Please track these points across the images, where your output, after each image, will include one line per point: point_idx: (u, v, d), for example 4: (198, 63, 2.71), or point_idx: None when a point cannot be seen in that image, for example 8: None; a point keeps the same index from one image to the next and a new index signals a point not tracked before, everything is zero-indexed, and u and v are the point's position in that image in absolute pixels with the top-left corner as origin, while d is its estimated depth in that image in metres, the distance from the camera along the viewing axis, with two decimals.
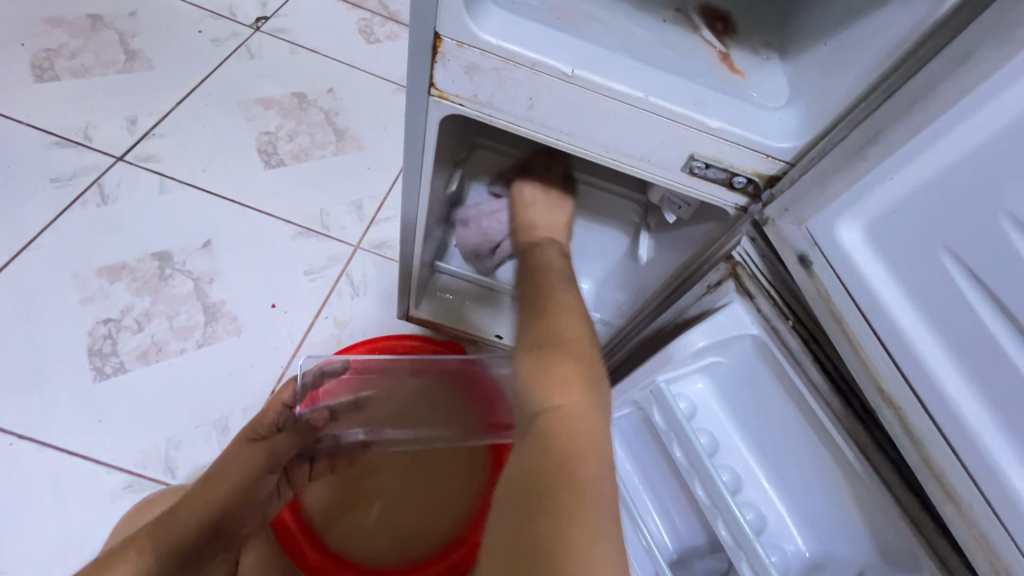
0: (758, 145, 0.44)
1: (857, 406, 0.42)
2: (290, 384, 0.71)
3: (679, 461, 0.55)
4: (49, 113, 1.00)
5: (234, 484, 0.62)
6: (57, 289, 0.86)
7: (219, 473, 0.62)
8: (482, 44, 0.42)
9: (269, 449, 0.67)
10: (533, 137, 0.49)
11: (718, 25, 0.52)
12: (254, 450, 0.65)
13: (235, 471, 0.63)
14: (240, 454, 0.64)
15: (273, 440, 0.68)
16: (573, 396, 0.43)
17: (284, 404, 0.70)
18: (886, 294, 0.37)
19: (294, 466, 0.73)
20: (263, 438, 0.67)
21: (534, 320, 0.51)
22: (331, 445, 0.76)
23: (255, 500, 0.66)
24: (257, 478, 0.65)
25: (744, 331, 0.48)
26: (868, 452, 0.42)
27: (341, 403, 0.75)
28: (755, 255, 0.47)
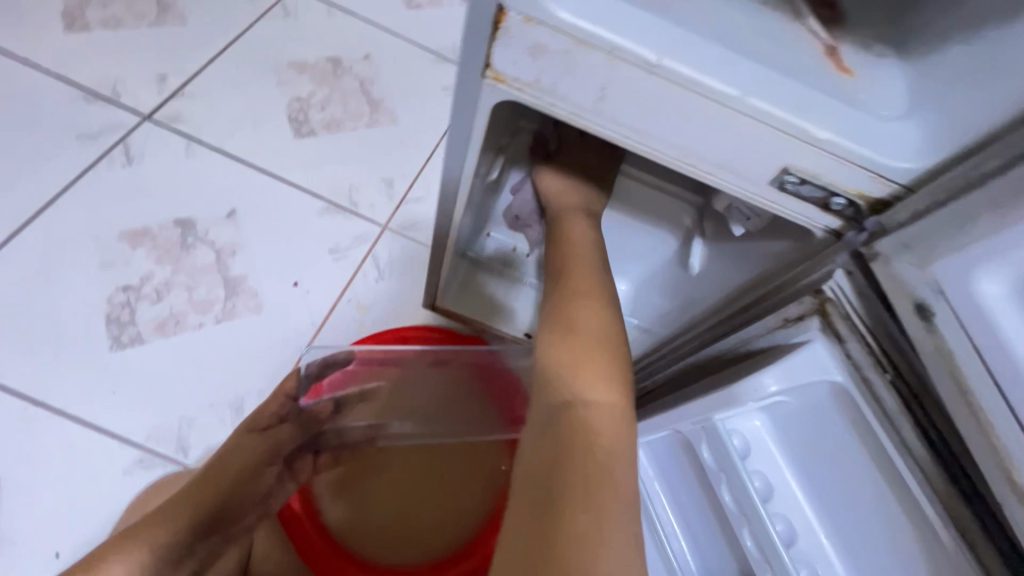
0: (871, 163, 0.37)
1: (965, 487, 0.35)
2: (293, 375, 0.69)
3: (728, 505, 0.53)
4: (78, 64, 0.97)
5: (234, 474, 0.59)
6: (79, 251, 0.83)
7: (217, 467, 0.58)
8: (555, 21, 0.36)
9: (268, 440, 0.65)
10: (598, 133, 0.42)
11: (824, 12, 0.44)
12: (256, 442, 0.63)
13: (236, 464, 0.60)
14: (237, 446, 0.62)
15: (277, 430, 0.67)
16: (596, 394, 0.44)
17: (288, 395, 0.68)
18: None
19: (297, 460, 0.69)
20: (262, 432, 0.65)
21: (556, 313, 0.51)
22: (337, 440, 0.74)
23: (257, 494, 0.62)
24: (258, 469, 0.62)
25: (825, 376, 0.41)
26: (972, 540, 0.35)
27: (348, 394, 0.73)
28: (851, 291, 0.39)
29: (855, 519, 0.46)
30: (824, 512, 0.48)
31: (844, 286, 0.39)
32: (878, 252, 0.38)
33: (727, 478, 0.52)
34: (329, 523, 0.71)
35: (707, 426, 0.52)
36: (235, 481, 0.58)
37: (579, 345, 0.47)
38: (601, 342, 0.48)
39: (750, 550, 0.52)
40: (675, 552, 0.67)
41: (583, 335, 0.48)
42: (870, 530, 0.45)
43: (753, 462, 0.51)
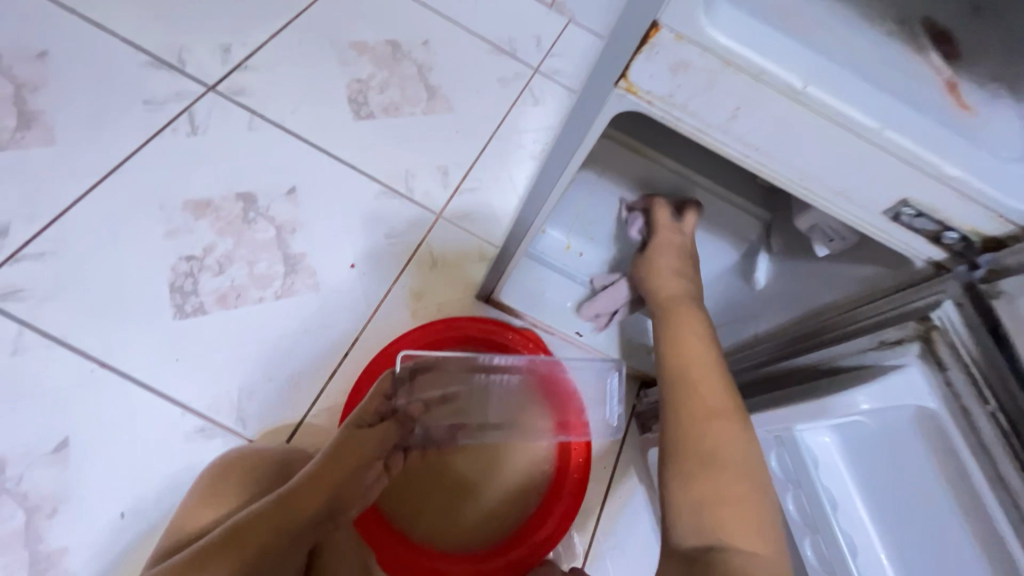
0: (993, 202, 0.39)
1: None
2: (387, 376, 0.68)
3: (790, 514, 0.56)
4: (145, 29, 0.96)
5: (349, 470, 0.61)
6: (144, 218, 0.84)
7: (337, 458, 0.61)
8: (707, 41, 0.36)
9: (376, 435, 0.66)
10: (718, 150, 0.44)
11: (943, 48, 0.45)
12: (370, 440, 0.65)
13: (350, 457, 0.62)
14: (352, 441, 0.63)
15: (380, 428, 0.66)
16: (755, 539, 0.45)
17: (383, 395, 0.67)
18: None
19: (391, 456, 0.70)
20: (370, 426, 0.66)
21: (687, 422, 0.52)
22: (422, 437, 0.75)
23: (360, 490, 0.64)
24: (368, 464, 0.64)
25: (919, 401, 0.42)
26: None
27: (432, 397, 0.75)
28: (960, 322, 0.40)
29: (919, 543, 0.49)
30: (889, 532, 0.51)
31: (953, 317, 0.40)
32: (1001, 290, 0.39)
33: (798, 486, 0.55)
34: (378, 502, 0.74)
35: (783, 437, 0.56)
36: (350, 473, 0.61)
37: (705, 453, 0.50)
38: (739, 470, 0.49)
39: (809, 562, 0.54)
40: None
41: (716, 458, 0.50)
42: (930, 555, 0.48)
43: (823, 475, 0.55)
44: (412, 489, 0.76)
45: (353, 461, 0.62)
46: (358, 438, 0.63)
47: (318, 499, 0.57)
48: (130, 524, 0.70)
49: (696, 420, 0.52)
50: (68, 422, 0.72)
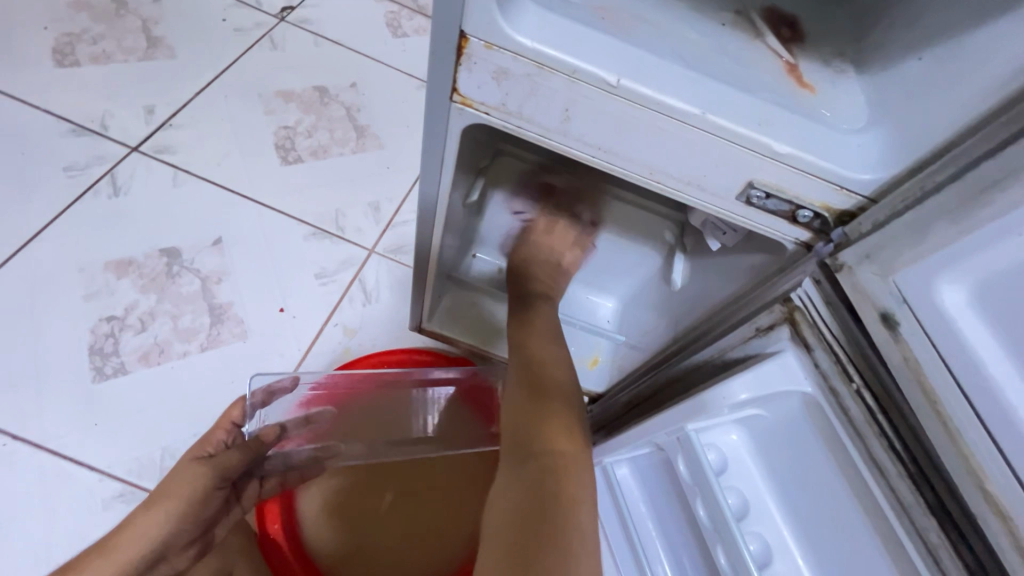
0: (833, 176, 0.38)
1: (930, 498, 0.33)
2: (240, 402, 0.65)
3: (701, 520, 0.48)
4: (67, 99, 0.98)
5: (183, 501, 0.54)
6: (63, 283, 0.83)
7: (166, 496, 0.54)
8: (515, 46, 0.37)
9: (220, 464, 0.58)
10: (567, 154, 0.43)
11: (784, 30, 0.45)
12: (204, 473, 0.57)
13: (187, 487, 0.55)
14: (189, 472, 0.56)
15: (221, 457, 0.59)
16: (554, 440, 0.51)
17: (233, 422, 0.63)
18: (1010, 384, 0.29)
19: (242, 479, 0.64)
20: (211, 456, 0.59)
21: (512, 374, 0.60)
22: (283, 463, 0.68)
23: (206, 520, 0.57)
24: (212, 494, 0.57)
25: (796, 387, 0.39)
26: (938, 557, 0.33)
27: (296, 418, 0.72)
28: (819, 300, 0.38)
29: (834, 543, 0.42)
30: (802, 533, 0.45)
31: (813, 295, 0.39)
32: (843, 262, 0.38)
33: (703, 493, 0.46)
34: (312, 544, 0.74)
35: (681, 437, 0.49)
36: (188, 506, 0.55)
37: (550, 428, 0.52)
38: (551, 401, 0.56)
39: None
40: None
41: (534, 394, 0.57)
42: (848, 557, 0.42)
43: (727, 479, 0.48)
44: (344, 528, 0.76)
45: (184, 494, 0.55)
46: (196, 468, 0.57)
47: (144, 543, 0.52)
48: None
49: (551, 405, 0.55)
50: None
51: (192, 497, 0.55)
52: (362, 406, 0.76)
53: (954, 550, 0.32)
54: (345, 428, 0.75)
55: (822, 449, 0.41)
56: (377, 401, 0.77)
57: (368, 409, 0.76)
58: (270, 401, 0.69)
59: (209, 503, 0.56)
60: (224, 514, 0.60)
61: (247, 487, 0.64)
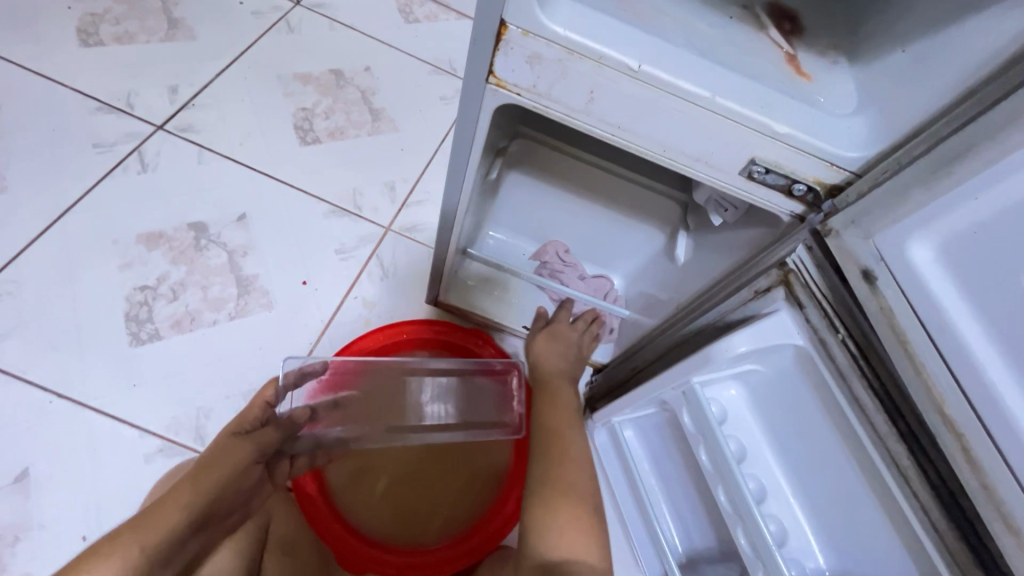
0: (825, 153, 0.43)
1: (902, 428, 0.38)
2: (274, 381, 0.65)
3: (704, 465, 0.54)
4: (93, 78, 1.01)
5: (223, 474, 0.55)
6: (97, 254, 0.87)
7: (207, 468, 0.54)
8: (549, 33, 0.41)
9: (256, 440, 0.61)
10: (589, 131, 0.48)
11: (785, 25, 0.50)
12: (245, 446, 0.59)
13: (228, 461, 0.56)
14: (227, 447, 0.58)
15: (258, 434, 0.62)
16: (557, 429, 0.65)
17: (267, 400, 0.63)
18: (966, 328, 0.35)
19: (273, 462, 0.66)
20: (248, 432, 0.61)
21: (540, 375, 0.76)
22: (310, 445, 0.74)
23: (241, 492, 0.59)
24: (247, 466, 0.59)
25: (788, 339, 0.45)
26: (907, 475, 0.38)
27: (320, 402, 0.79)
28: (810, 264, 0.44)
29: (822, 479, 0.49)
30: (795, 475, 0.51)
31: (805, 259, 0.45)
32: (831, 228, 0.43)
33: (704, 440, 0.53)
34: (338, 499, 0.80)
35: (686, 393, 0.54)
36: (228, 477, 0.55)
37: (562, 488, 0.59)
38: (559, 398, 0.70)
39: (743, 549, 0.51)
40: (663, 528, 0.72)
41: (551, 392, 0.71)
42: (834, 492, 0.48)
43: (728, 428, 0.53)
44: (372, 508, 0.82)
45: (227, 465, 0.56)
46: (237, 441, 0.59)
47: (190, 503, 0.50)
48: None
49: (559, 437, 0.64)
50: (27, 454, 0.74)
51: (230, 469, 0.56)
52: (379, 392, 0.83)
53: (921, 470, 0.38)
54: (365, 411, 0.82)
55: (811, 397, 0.47)
56: (393, 384, 0.84)
57: (383, 395, 0.83)
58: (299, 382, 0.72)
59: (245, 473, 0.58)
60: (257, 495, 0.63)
61: (277, 468, 0.66)
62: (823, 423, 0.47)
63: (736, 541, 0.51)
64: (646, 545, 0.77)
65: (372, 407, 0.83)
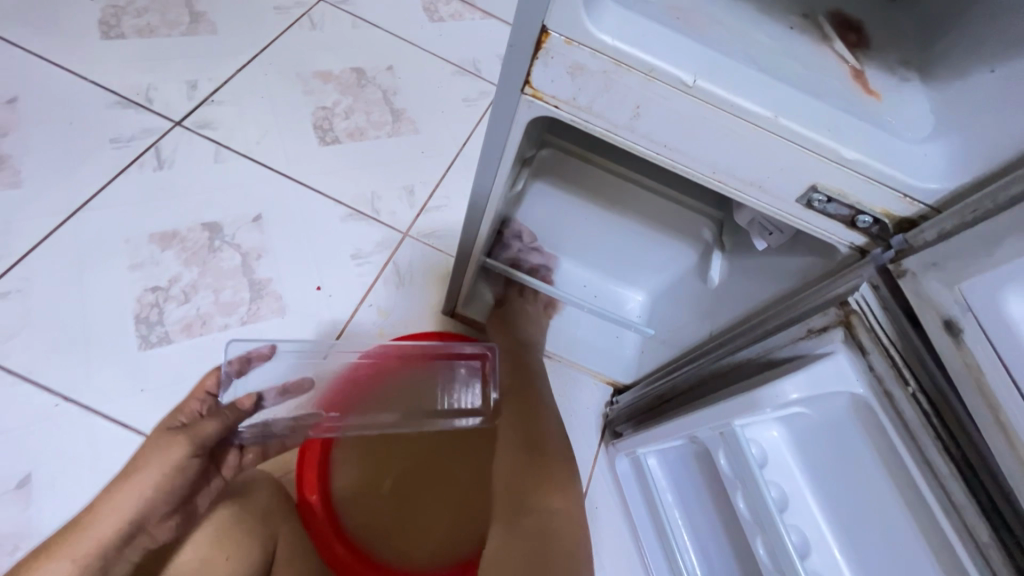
0: (898, 183, 0.38)
1: (983, 501, 0.34)
2: (215, 371, 0.65)
3: (741, 513, 0.50)
4: (113, 72, 1.00)
5: (151, 478, 0.53)
6: (110, 252, 0.85)
7: (135, 470, 0.54)
8: (595, 42, 0.37)
9: (192, 432, 0.59)
10: (631, 149, 0.44)
11: (851, 37, 0.45)
12: (179, 441, 0.57)
13: (157, 462, 0.55)
14: (158, 447, 0.56)
15: (195, 426, 0.59)
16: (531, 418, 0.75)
17: (207, 391, 0.63)
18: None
19: (219, 450, 0.64)
20: (182, 426, 0.59)
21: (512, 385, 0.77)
22: (262, 430, 0.71)
23: (186, 488, 0.57)
24: (187, 461, 0.57)
25: (847, 387, 0.40)
26: (986, 554, 0.34)
27: (288, 388, 0.76)
28: (876, 305, 0.40)
29: (873, 537, 0.44)
30: (843, 532, 0.46)
31: (870, 299, 0.40)
32: (906, 268, 0.39)
33: (742, 485, 0.49)
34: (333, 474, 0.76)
35: (725, 433, 0.50)
36: (159, 479, 0.54)
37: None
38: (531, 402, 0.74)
39: None
40: (686, 566, 0.68)
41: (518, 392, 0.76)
42: (890, 555, 0.43)
43: (769, 473, 0.49)
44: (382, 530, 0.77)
45: (162, 470, 0.55)
46: (165, 439, 0.57)
47: (123, 516, 0.51)
48: None
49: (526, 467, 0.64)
50: (30, 457, 0.72)
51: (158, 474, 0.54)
52: (367, 384, 0.81)
53: (1005, 551, 0.34)
54: (349, 402, 0.80)
55: (867, 449, 0.43)
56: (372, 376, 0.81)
57: (371, 387, 0.81)
58: (246, 369, 0.71)
59: (183, 469, 0.56)
60: (204, 486, 0.61)
61: (225, 456, 0.64)
62: (882, 479, 0.42)
63: None
64: None
65: (356, 399, 0.81)
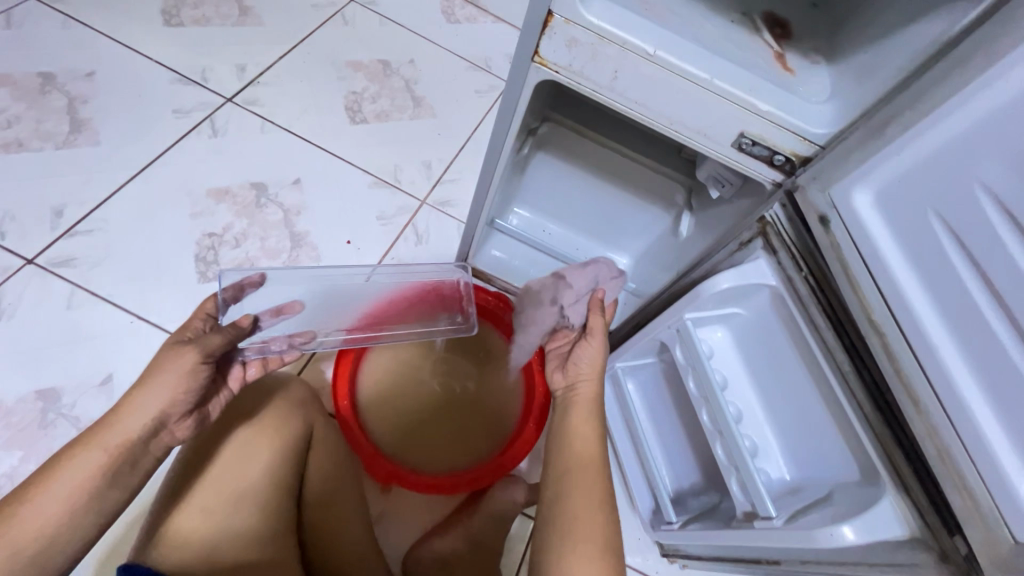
0: (798, 129, 0.54)
1: (846, 341, 0.49)
2: (213, 296, 0.63)
3: (691, 391, 0.64)
4: (174, 54, 1.15)
5: (164, 385, 0.54)
6: (173, 202, 1.00)
7: (151, 376, 0.54)
8: (586, 23, 0.53)
9: (200, 345, 0.56)
10: (611, 105, 0.59)
11: (777, 30, 0.61)
12: (190, 350, 0.56)
13: (170, 369, 0.54)
14: (169, 355, 0.55)
15: (202, 340, 0.57)
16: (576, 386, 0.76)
17: (208, 313, 0.61)
18: (889, 254, 0.46)
19: (222, 364, 0.63)
20: (191, 340, 0.57)
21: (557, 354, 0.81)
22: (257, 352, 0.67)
23: (201, 392, 0.58)
24: (197, 368, 0.56)
25: (765, 280, 0.56)
26: (847, 377, 0.49)
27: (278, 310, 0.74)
28: (784, 218, 0.55)
29: (785, 400, 0.59)
30: (767, 402, 0.61)
31: (780, 215, 0.55)
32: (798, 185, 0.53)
33: (694, 370, 0.63)
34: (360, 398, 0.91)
35: (680, 331, 0.64)
36: (170, 386, 0.54)
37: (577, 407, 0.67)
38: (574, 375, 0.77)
39: (719, 459, 0.62)
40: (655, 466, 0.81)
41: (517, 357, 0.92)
42: (797, 411, 0.58)
43: (714, 361, 0.64)
44: (409, 448, 0.91)
45: (175, 376, 0.54)
46: (175, 351, 0.56)
47: (149, 413, 0.53)
48: None
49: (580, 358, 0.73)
50: (109, 362, 0.85)
51: (173, 380, 0.55)
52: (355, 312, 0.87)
53: (858, 373, 0.48)
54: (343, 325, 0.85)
55: (781, 331, 0.58)
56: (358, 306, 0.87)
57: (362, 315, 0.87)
58: (240, 296, 0.69)
59: (196, 376, 0.56)
60: (213, 394, 0.61)
61: (231, 369, 0.64)
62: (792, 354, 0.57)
63: (715, 453, 0.62)
64: (639, 482, 0.87)
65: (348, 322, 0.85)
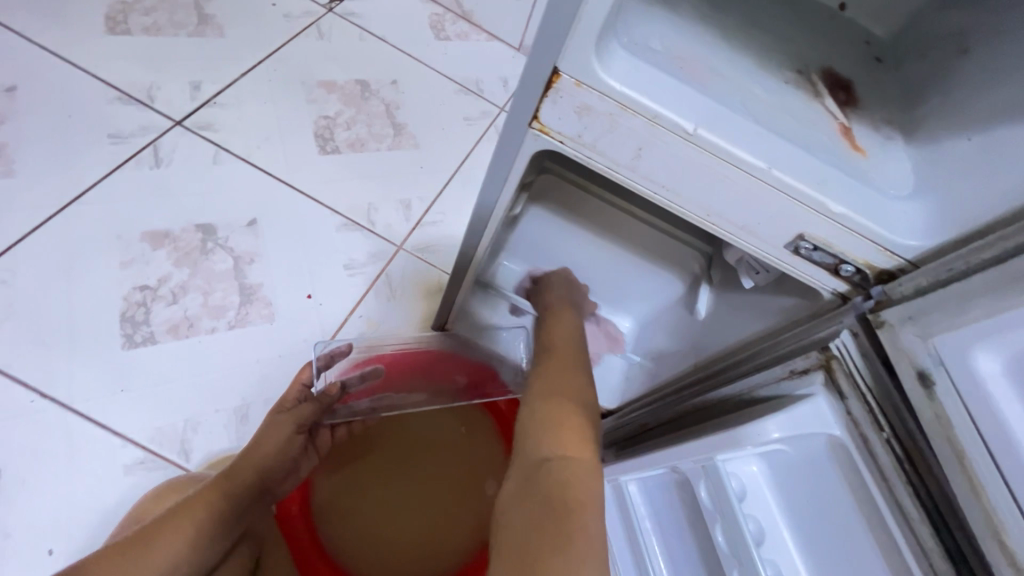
0: (878, 237, 0.42)
1: (950, 546, 0.36)
2: (307, 367, 0.75)
3: (719, 546, 0.50)
4: (116, 67, 1.00)
5: (268, 452, 0.65)
6: (100, 248, 0.85)
7: (254, 445, 0.65)
8: (603, 87, 0.39)
9: (296, 413, 0.70)
10: (630, 187, 0.46)
11: (840, 94, 0.47)
12: (287, 420, 0.68)
13: (272, 439, 0.66)
14: (272, 424, 0.68)
15: (299, 408, 0.70)
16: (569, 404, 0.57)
17: (302, 382, 0.73)
18: None
19: (315, 430, 0.75)
20: (290, 409, 0.70)
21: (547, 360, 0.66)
22: (348, 412, 0.79)
23: (290, 459, 0.68)
24: (293, 438, 0.68)
25: (825, 431, 0.42)
26: None
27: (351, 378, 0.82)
28: (856, 352, 0.42)
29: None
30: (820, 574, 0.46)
31: (849, 346, 0.43)
32: (884, 320, 0.42)
33: (722, 519, 0.49)
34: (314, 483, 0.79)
35: (707, 467, 0.50)
36: (273, 450, 0.66)
37: (566, 423, 0.54)
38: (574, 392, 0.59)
39: None
40: None
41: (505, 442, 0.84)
42: None
43: (747, 506, 0.49)
44: (367, 550, 0.78)
45: (279, 440, 0.67)
46: (279, 418, 0.68)
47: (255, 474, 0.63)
48: (59, 559, 0.69)
49: (560, 374, 0.62)
50: (1, 453, 0.71)
51: (273, 447, 0.66)
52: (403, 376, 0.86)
53: None
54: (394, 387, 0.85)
55: (843, 492, 0.43)
56: (406, 368, 0.86)
57: (404, 382, 0.85)
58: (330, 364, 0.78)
59: (293, 444, 0.68)
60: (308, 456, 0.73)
61: (320, 434, 0.76)
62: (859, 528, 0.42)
63: None
64: None
65: (398, 385, 0.85)
